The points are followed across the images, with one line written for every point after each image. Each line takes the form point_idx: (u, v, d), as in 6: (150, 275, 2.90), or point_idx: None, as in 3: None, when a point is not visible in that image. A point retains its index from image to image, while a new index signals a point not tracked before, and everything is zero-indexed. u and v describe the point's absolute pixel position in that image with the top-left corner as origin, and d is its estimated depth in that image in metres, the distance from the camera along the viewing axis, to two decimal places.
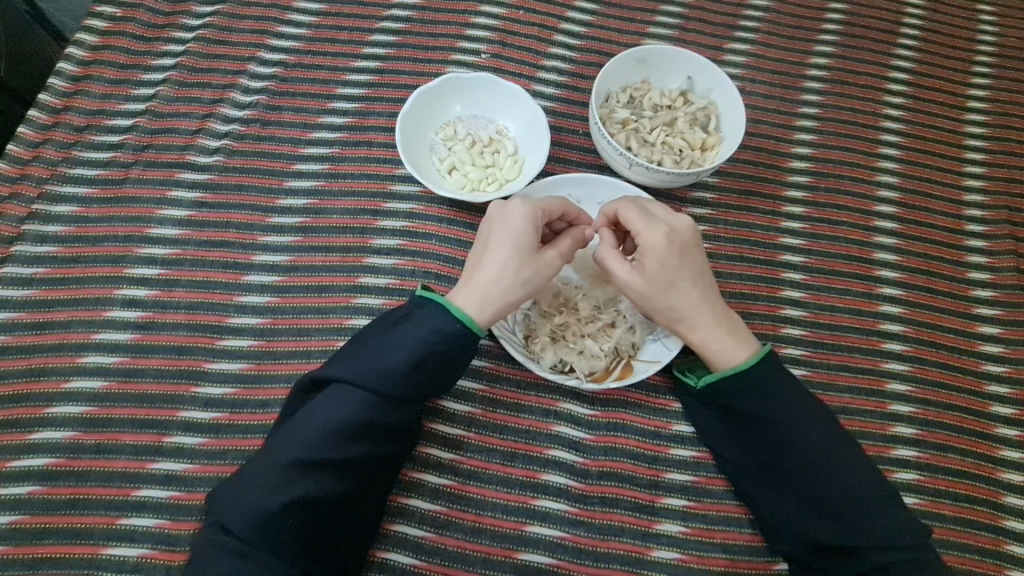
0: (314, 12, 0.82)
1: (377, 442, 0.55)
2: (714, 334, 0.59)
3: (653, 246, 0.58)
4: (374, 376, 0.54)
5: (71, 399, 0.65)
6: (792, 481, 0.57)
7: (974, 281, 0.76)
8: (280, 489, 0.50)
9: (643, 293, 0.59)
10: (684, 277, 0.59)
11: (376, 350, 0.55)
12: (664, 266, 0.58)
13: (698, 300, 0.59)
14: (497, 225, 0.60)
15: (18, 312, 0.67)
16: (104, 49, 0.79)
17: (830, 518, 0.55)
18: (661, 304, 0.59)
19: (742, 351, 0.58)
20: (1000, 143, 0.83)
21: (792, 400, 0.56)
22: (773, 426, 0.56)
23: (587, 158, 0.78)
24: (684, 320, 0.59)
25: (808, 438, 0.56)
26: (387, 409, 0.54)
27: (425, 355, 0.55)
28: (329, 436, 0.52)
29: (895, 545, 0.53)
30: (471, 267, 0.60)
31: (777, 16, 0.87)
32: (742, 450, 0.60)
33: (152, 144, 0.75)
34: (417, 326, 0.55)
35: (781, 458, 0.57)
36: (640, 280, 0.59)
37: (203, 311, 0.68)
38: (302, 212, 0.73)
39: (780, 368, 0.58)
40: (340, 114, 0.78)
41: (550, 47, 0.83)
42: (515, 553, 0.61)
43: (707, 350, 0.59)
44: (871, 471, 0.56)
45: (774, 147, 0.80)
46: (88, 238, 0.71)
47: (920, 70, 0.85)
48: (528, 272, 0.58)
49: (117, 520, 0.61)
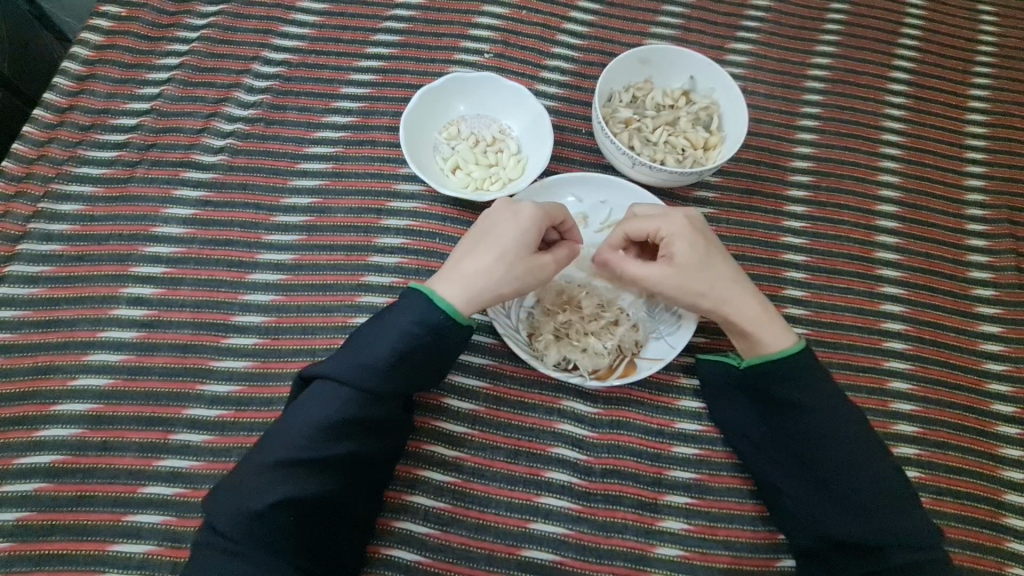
0: (318, 12, 0.82)
1: (364, 438, 0.54)
2: (757, 311, 0.60)
3: (677, 231, 0.60)
4: (357, 372, 0.54)
5: (77, 396, 0.65)
6: (820, 473, 0.57)
7: (975, 280, 0.77)
8: (266, 489, 0.50)
9: (681, 278, 0.60)
10: (715, 256, 0.61)
11: (358, 346, 0.55)
12: (694, 246, 0.60)
13: (734, 277, 0.61)
14: (495, 220, 0.60)
15: (24, 310, 0.67)
16: (109, 49, 0.79)
17: (853, 514, 0.55)
18: (703, 284, 0.60)
19: (784, 328, 0.60)
20: (1002, 143, 0.83)
21: (829, 392, 0.57)
22: (808, 416, 0.57)
23: (590, 157, 0.78)
24: (728, 300, 0.60)
25: (843, 431, 0.56)
26: (374, 403, 0.54)
27: (408, 349, 0.55)
28: (313, 433, 0.52)
29: (914, 545, 0.54)
30: (462, 253, 0.60)
31: (778, 16, 0.87)
32: (769, 441, 0.60)
33: (157, 143, 0.75)
34: (402, 319, 0.55)
35: (811, 450, 0.57)
36: (675, 266, 0.60)
37: (208, 310, 0.69)
38: (306, 211, 0.73)
39: (818, 363, 0.59)
40: (344, 113, 0.78)
41: (553, 47, 0.83)
42: (519, 550, 0.62)
43: (754, 329, 0.60)
44: (897, 472, 0.56)
45: (775, 146, 0.80)
46: (93, 237, 0.71)
47: (921, 70, 0.86)
48: (519, 271, 0.59)
49: (123, 517, 0.61)
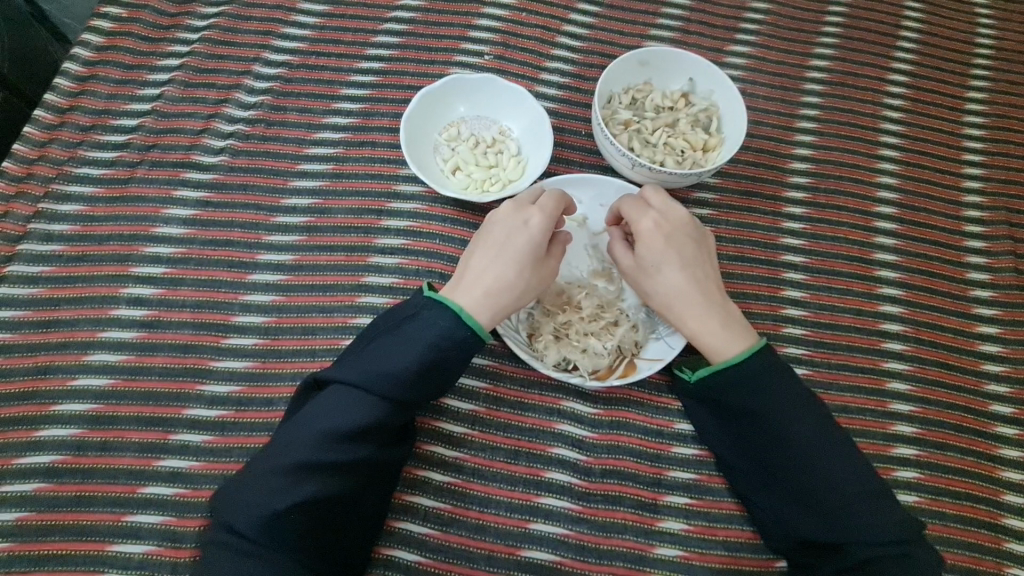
0: (319, 13, 0.83)
1: (380, 444, 0.54)
2: (702, 322, 0.60)
3: (638, 232, 0.62)
4: (378, 380, 0.53)
5: (77, 397, 0.65)
6: (781, 474, 0.57)
7: (973, 281, 0.77)
8: (284, 491, 0.50)
9: (633, 278, 0.63)
10: (671, 262, 0.60)
11: (381, 353, 0.55)
12: (648, 251, 0.61)
13: (686, 286, 0.60)
14: (512, 229, 0.59)
15: (23, 311, 0.67)
16: (110, 50, 0.79)
17: (818, 513, 0.55)
18: (650, 289, 0.62)
19: (731, 344, 0.59)
20: (999, 145, 0.84)
21: (779, 396, 0.56)
22: (763, 421, 0.57)
23: (590, 159, 0.78)
24: (672, 307, 0.61)
25: (800, 433, 0.56)
26: (394, 411, 0.54)
27: (429, 359, 0.54)
28: (332, 437, 0.52)
29: (882, 541, 0.53)
30: (481, 264, 0.59)
31: (777, 18, 0.88)
32: (734, 444, 0.61)
33: (157, 144, 0.75)
34: (426, 329, 0.55)
35: (769, 453, 0.57)
36: (631, 266, 0.63)
37: (208, 310, 0.69)
38: (306, 212, 0.74)
39: (778, 365, 0.58)
40: (345, 114, 0.78)
41: (553, 49, 0.83)
42: (518, 551, 0.62)
43: (696, 338, 0.60)
44: (863, 470, 0.55)
45: (774, 148, 0.81)
46: (93, 238, 0.71)
47: (919, 73, 0.86)
48: (535, 281, 0.59)
49: (123, 517, 0.61)
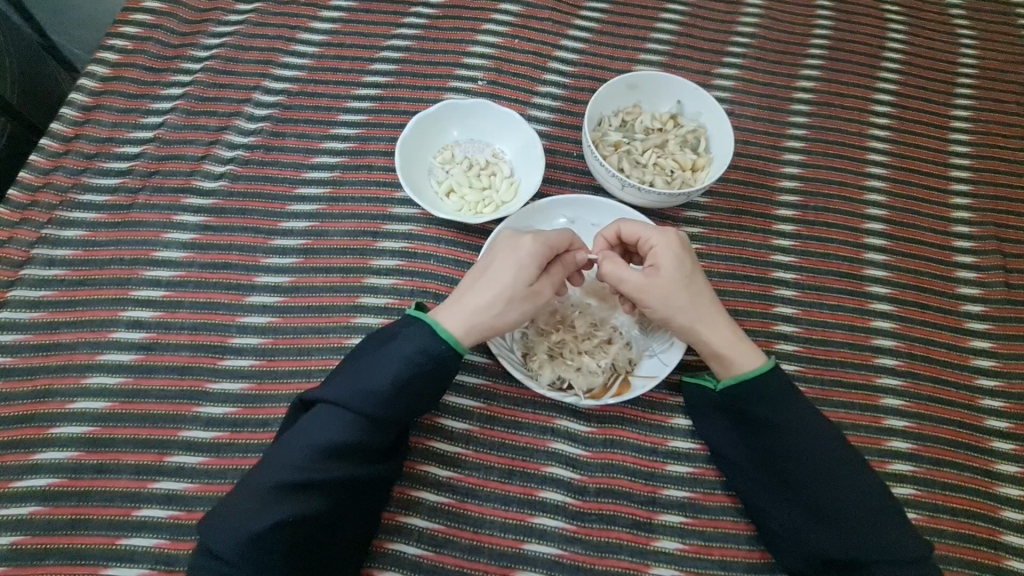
0: (318, 43, 0.85)
1: (361, 463, 0.55)
2: (730, 336, 0.61)
3: (677, 241, 0.61)
4: (358, 398, 0.54)
5: (74, 419, 0.66)
6: (801, 491, 0.57)
7: (965, 296, 0.77)
8: (266, 511, 0.50)
9: (665, 287, 0.60)
10: (702, 277, 0.62)
11: (362, 371, 0.56)
12: (686, 260, 0.61)
13: (714, 300, 0.62)
14: (496, 254, 0.61)
15: (23, 334, 0.68)
16: (116, 80, 0.82)
17: (835, 528, 0.55)
18: (686, 301, 0.60)
19: (757, 356, 0.60)
20: (985, 161, 0.85)
21: (805, 409, 0.58)
22: (784, 434, 0.57)
23: (582, 180, 0.80)
24: (705, 320, 0.61)
25: (817, 448, 0.57)
26: (374, 428, 0.55)
27: (410, 375, 0.55)
28: (311, 457, 0.52)
29: (897, 559, 0.53)
30: (464, 288, 0.60)
31: (763, 42, 0.90)
32: (751, 460, 0.61)
33: (159, 170, 0.77)
34: (405, 347, 0.56)
35: (789, 467, 0.57)
36: (663, 276, 0.60)
37: (205, 332, 0.70)
38: (303, 235, 0.75)
39: (790, 382, 0.59)
40: (342, 139, 0.80)
41: (545, 74, 0.86)
42: (513, 572, 0.61)
43: (726, 352, 0.60)
44: (876, 487, 0.56)
45: (763, 168, 0.82)
46: (95, 262, 0.72)
47: (905, 92, 0.88)
48: (514, 298, 0.59)
49: (117, 540, 0.61)
